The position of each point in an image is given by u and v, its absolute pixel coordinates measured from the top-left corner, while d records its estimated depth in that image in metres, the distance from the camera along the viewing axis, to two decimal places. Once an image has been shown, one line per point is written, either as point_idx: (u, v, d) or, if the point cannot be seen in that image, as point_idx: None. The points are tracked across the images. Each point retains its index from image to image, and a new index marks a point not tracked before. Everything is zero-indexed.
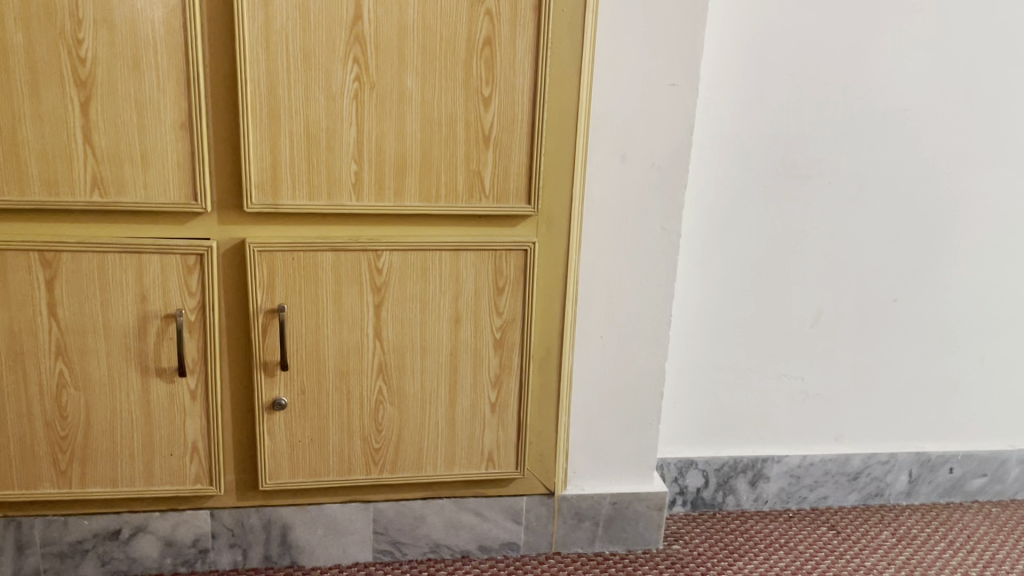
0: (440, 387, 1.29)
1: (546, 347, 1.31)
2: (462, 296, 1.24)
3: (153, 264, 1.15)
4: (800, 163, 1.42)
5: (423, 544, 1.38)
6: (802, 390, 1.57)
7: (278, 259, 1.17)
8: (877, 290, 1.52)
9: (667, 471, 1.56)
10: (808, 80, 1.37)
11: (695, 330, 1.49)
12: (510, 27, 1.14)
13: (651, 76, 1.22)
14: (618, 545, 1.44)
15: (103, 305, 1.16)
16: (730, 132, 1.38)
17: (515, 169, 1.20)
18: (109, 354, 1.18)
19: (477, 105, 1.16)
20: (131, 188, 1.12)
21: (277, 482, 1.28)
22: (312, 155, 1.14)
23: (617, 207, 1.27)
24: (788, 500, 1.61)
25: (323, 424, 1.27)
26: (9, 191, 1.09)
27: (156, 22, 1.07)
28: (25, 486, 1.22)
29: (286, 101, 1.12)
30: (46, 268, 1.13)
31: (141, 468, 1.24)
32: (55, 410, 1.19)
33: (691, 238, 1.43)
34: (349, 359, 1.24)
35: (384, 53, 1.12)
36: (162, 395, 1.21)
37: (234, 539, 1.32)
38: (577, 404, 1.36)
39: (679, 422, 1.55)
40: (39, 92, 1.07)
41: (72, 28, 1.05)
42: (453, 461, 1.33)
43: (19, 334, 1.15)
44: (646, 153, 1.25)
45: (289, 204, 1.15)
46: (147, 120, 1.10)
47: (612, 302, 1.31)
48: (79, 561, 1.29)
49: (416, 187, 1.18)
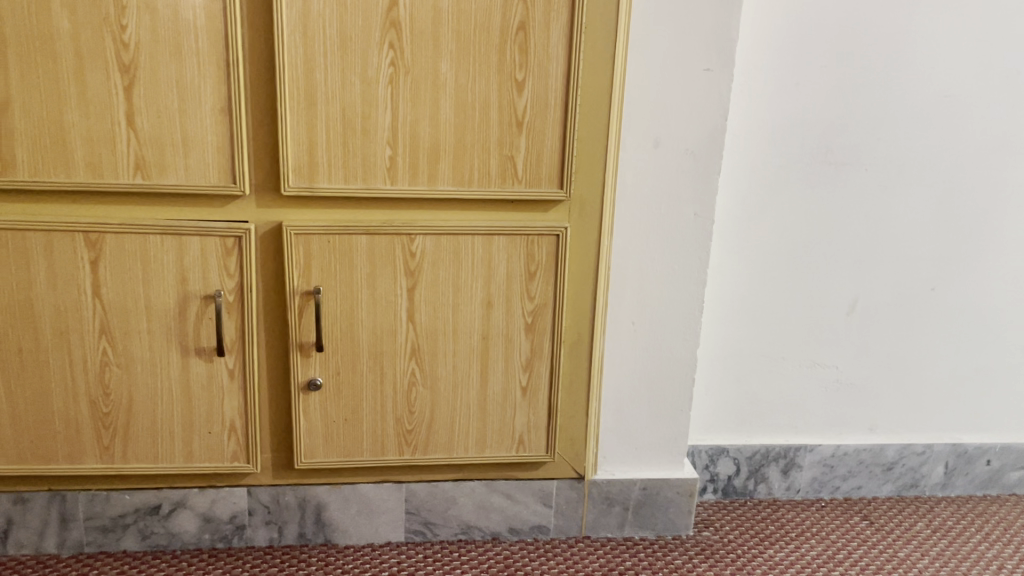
0: (472, 369, 1.30)
1: (577, 332, 1.32)
2: (494, 280, 1.25)
3: (194, 245, 1.18)
4: (837, 149, 1.40)
5: (454, 525, 1.40)
6: (837, 379, 1.55)
7: (313, 242, 1.19)
8: (914, 280, 1.50)
9: (698, 458, 1.56)
10: (846, 66, 1.36)
11: (728, 317, 1.48)
12: (544, 11, 1.14)
13: (685, 62, 1.21)
14: (648, 530, 1.45)
15: (145, 286, 1.19)
16: (765, 117, 1.37)
17: (547, 153, 1.21)
18: (150, 333, 1.21)
19: (511, 90, 1.17)
20: (172, 170, 1.15)
21: (311, 462, 1.30)
22: (348, 139, 1.16)
23: (650, 192, 1.27)
24: (820, 489, 1.61)
25: (357, 405, 1.29)
26: (56, 174, 1.13)
27: (197, 8, 1.09)
28: (70, 461, 1.26)
29: (323, 85, 1.13)
30: (91, 248, 1.16)
31: (181, 444, 1.27)
32: (98, 387, 1.23)
33: (725, 224, 1.42)
34: (383, 341, 1.26)
35: (419, 39, 1.13)
36: (201, 374, 1.24)
37: (270, 516, 1.35)
38: (608, 390, 1.37)
39: (710, 409, 1.55)
40: (85, 76, 1.09)
41: (117, 14, 1.08)
42: (484, 444, 1.34)
43: (65, 313, 1.19)
44: (679, 138, 1.25)
45: (325, 186, 1.17)
46: (188, 105, 1.12)
47: (645, 288, 1.32)
48: (121, 535, 1.33)
49: (449, 171, 1.19)
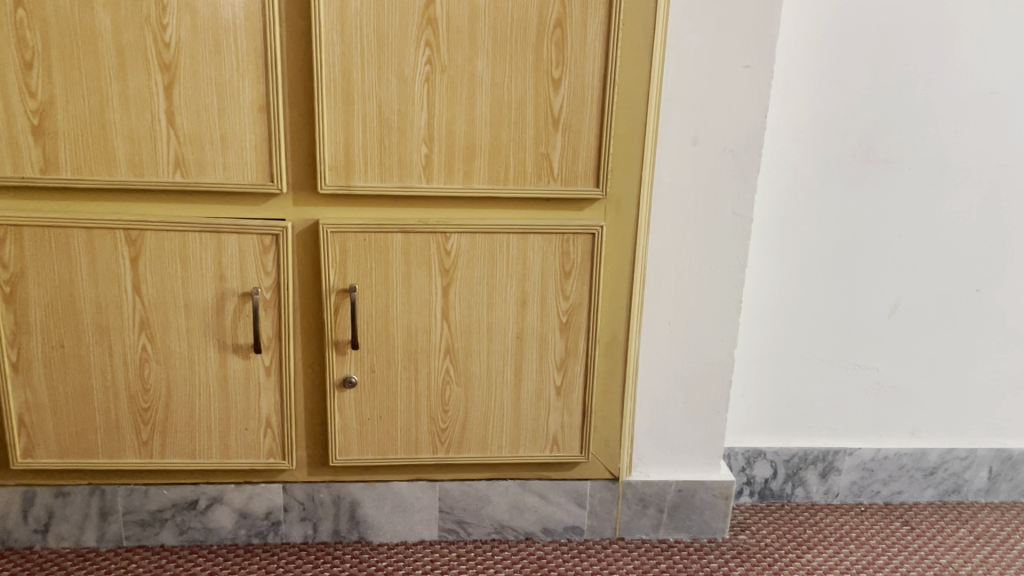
0: (506, 369, 1.30)
1: (612, 330, 1.31)
2: (529, 279, 1.25)
3: (231, 243, 1.19)
4: (879, 148, 1.38)
5: (487, 524, 1.40)
6: (877, 381, 1.52)
7: (349, 240, 1.19)
8: (959, 281, 1.47)
9: (735, 461, 1.54)
10: (891, 63, 1.33)
11: (768, 318, 1.47)
12: (582, 8, 1.13)
13: (725, 59, 1.20)
14: (683, 532, 1.43)
15: (184, 282, 1.20)
16: (806, 115, 1.35)
17: (583, 151, 1.20)
18: (189, 330, 1.22)
19: (548, 88, 1.16)
20: (211, 169, 1.16)
21: (346, 459, 1.31)
22: (384, 137, 1.16)
23: (687, 191, 1.25)
24: (860, 494, 1.58)
25: (391, 403, 1.29)
26: (97, 171, 1.14)
27: (236, 6, 1.10)
28: (109, 455, 1.28)
29: (360, 84, 1.14)
30: (131, 246, 1.17)
31: (218, 440, 1.29)
32: (137, 382, 1.24)
33: (764, 224, 1.40)
34: (418, 339, 1.26)
35: (456, 37, 1.13)
36: (238, 371, 1.25)
37: (305, 513, 1.36)
38: (644, 391, 1.36)
39: (748, 411, 1.53)
40: (126, 75, 1.11)
41: (157, 13, 1.09)
42: (517, 444, 1.34)
43: (106, 309, 1.20)
44: (718, 136, 1.23)
45: (361, 185, 1.17)
46: (226, 104, 1.13)
47: (682, 288, 1.30)
48: (159, 529, 1.35)
49: (485, 169, 1.19)
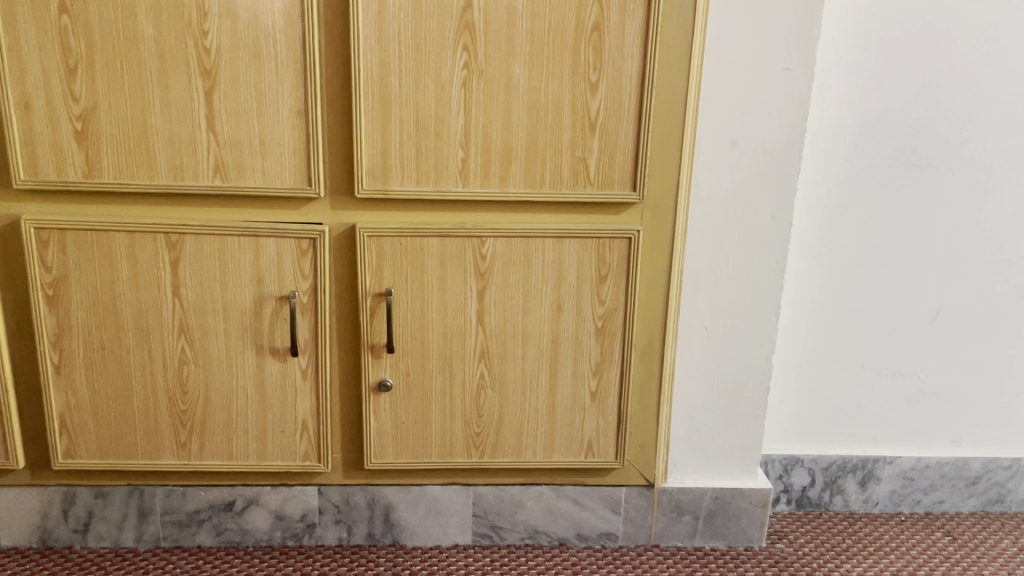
0: (541, 374, 1.29)
1: (648, 336, 1.30)
2: (565, 283, 1.24)
3: (270, 247, 1.19)
4: (922, 151, 1.36)
5: (521, 529, 1.39)
6: (918, 389, 1.50)
7: (386, 244, 1.20)
8: (1003, 286, 1.44)
9: (772, 468, 1.53)
10: (934, 64, 1.31)
11: (807, 324, 1.45)
12: (620, 11, 1.13)
13: (765, 62, 1.18)
14: (719, 540, 1.42)
15: (222, 286, 1.21)
16: (848, 118, 1.33)
17: (620, 155, 1.19)
18: (227, 332, 1.23)
19: (585, 92, 1.16)
20: (250, 173, 1.17)
21: (381, 462, 1.31)
22: (420, 142, 1.16)
23: (724, 195, 1.24)
24: (900, 503, 1.55)
25: (426, 407, 1.29)
26: (139, 176, 1.16)
27: (276, 11, 1.11)
28: (148, 457, 1.29)
29: (397, 88, 1.14)
30: (171, 249, 1.19)
31: (255, 443, 1.29)
32: (176, 384, 1.26)
33: (803, 229, 1.39)
34: (453, 343, 1.26)
35: (493, 40, 1.13)
36: (275, 374, 1.26)
37: (340, 515, 1.37)
38: (680, 397, 1.35)
39: (786, 418, 1.51)
40: (167, 81, 1.12)
41: (198, 18, 1.10)
42: (552, 448, 1.33)
43: (146, 312, 1.22)
44: (757, 139, 1.22)
45: (397, 189, 1.18)
46: (266, 109, 1.14)
47: (719, 293, 1.29)
48: (196, 531, 1.36)
49: (521, 173, 1.19)
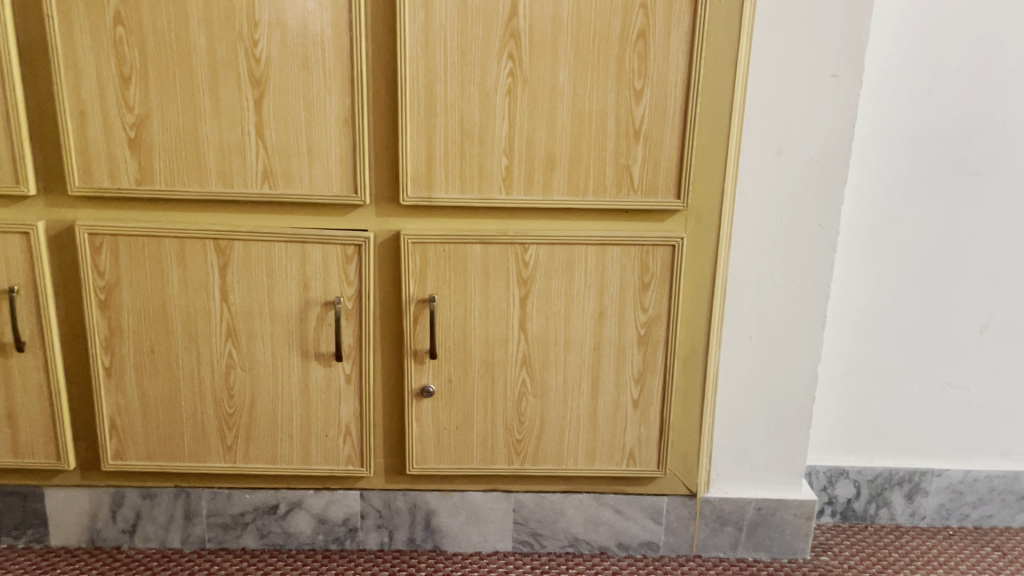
0: (583, 380, 1.29)
1: (691, 344, 1.29)
2: (608, 291, 1.24)
3: (316, 253, 1.21)
4: (972, 158, 1.33)
5: (562, 537, 1.39)
6: (967, 400, 1.47)
7: (430, 251, 1.21)
8: None
9: (816, 480, 1.51)
10: (985, 71, 1.29)
11: (853, 334, 1.43)
12: (665, 19, 1.13)
13: (812, 68, 1.17)
14: (762, 552, 1.40)
15: (270, 292, 1.23)
16: (896, 127, 1.32)
17: (664, 162, 1.19)
18: (273, 337, 1.25)
19: (629, 99, 1.16)
20: (297, 180, 1.18)
21: (423, 467, 1.32)
22: (465, 149, 1.17)
23: (769, 203, 1.23)
24: (948, 517, 1.52)
25: (468, 413, 1.30)
26: (190, 184, 1.18)
27: (324, 21, 1.12)
28: (195, 459, 1.31)
29: (443, 95, 1.15)
30: (220, 255, 1.21)
31: (299, 446, 1.31)
32: (223, 388, 1.28)
33: (850, 238, 1.37)
34: (495, 350, 1.27)
35: (538, 48, 1.13)
36: (320, 378, 1.27)
37: (381, 520, 1.38)
38: (723, 406, 1.33)
39: (831, 429, 1.49)
40: (218, 90, 1.14)
41: (249, 29, 1.12)
42: (594, 456, 1.33)
43: (195, 316, 1.24)
44: (803, 147, 1.21)
45: (442, 196, 1.19)
46: (313, 117, 1.16)
47: (763, 302, 1.28)
48: (240, 533, 1.38)
49: (565, 180, 1.19)
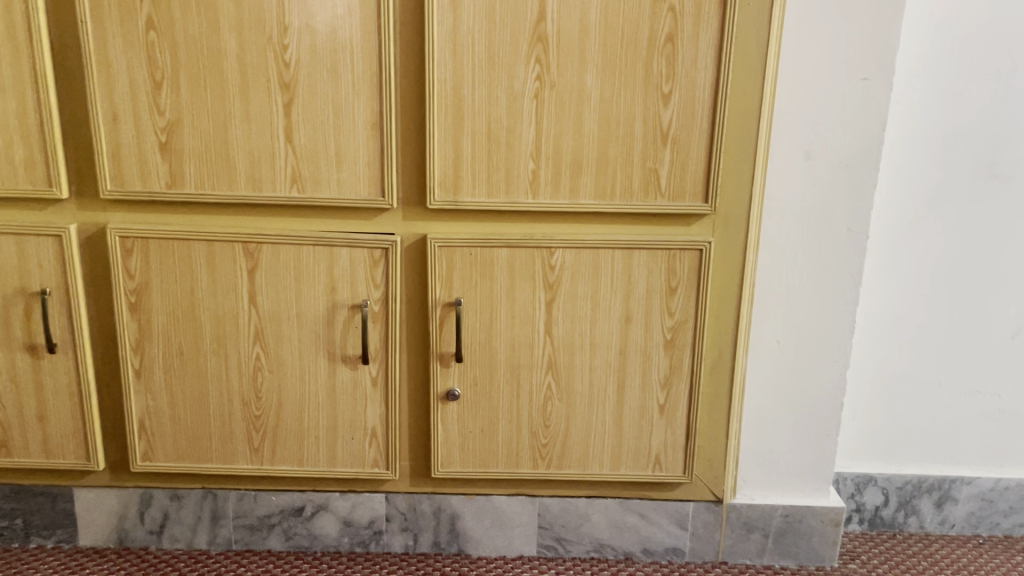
0: (609, 384, 1.29)
1: (718, 348, 1.28)
2: (634, 296, 1.24)
3: (343, 256, 1.21)
4: (1004, 163, 1.32)
5: (586, 542, 1.39)
6: (998, 407, 1.45)
7: (456, 255, 1.21)
8: None
9: (843, 487, 1.49)
10: (1016, 75, 1.28)
11: (881, 339, 1.42)
12: (694, 23, 1.13)
13: (842, 72, 1.17)
14: (789, 559, 1.39)
15: (297, 295, 1.24)
16: (925, 131, 1.30)
17: (692, 166, 1.18)
18: (300, 340, 1.26)
19: (656, 103, 1.16)
20: (325, 184, 1.19)
21: (447, 471, 1.32)
22: (492, 153, 1.18)
23: (797, 207, 1.22)
24: (978, 525, 1.50)
25: (493, 417, 1.30)
26: (219, 187, 1.19)
27: (354, 27, 1.13)
28: (223, 460, 1.32)
29: (470, 99, 1.15)
30: (249, 258, 1.22)
31: (325, 449, 1.32)
32: (251, 390, 1.29)
33: (878, 243, 1.36)
34: (520, 353, 1.27)
35: (567, 51, 1.14)
36: (346, 381, 1.28)
37: (406, 523, 1.38)
38: (749, 411, 1.33)
39: (858, 436, 1.48)
40: (248, 95, 1.15)
41: (279, 34, 1.13)
42: (619, 461, 1.32)
43: (223, 319, 1.25)
44: (832, 151, 1.20)
45: (469, 200, 1.19)
46: (341, 121, 1.17)
47: (790, 307, 1.27)
48: (266, 534, 1.39)
49: (591, 184, 1.19)
